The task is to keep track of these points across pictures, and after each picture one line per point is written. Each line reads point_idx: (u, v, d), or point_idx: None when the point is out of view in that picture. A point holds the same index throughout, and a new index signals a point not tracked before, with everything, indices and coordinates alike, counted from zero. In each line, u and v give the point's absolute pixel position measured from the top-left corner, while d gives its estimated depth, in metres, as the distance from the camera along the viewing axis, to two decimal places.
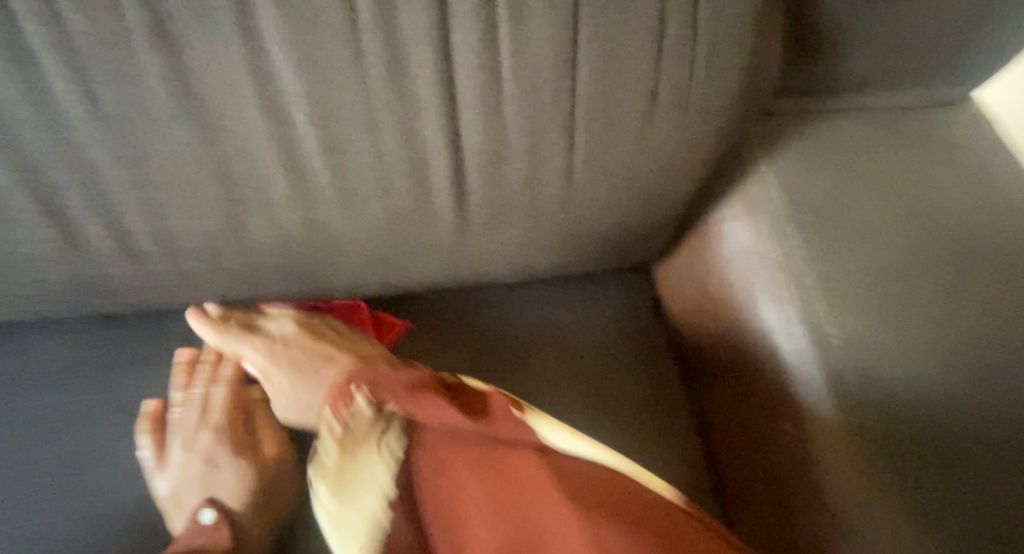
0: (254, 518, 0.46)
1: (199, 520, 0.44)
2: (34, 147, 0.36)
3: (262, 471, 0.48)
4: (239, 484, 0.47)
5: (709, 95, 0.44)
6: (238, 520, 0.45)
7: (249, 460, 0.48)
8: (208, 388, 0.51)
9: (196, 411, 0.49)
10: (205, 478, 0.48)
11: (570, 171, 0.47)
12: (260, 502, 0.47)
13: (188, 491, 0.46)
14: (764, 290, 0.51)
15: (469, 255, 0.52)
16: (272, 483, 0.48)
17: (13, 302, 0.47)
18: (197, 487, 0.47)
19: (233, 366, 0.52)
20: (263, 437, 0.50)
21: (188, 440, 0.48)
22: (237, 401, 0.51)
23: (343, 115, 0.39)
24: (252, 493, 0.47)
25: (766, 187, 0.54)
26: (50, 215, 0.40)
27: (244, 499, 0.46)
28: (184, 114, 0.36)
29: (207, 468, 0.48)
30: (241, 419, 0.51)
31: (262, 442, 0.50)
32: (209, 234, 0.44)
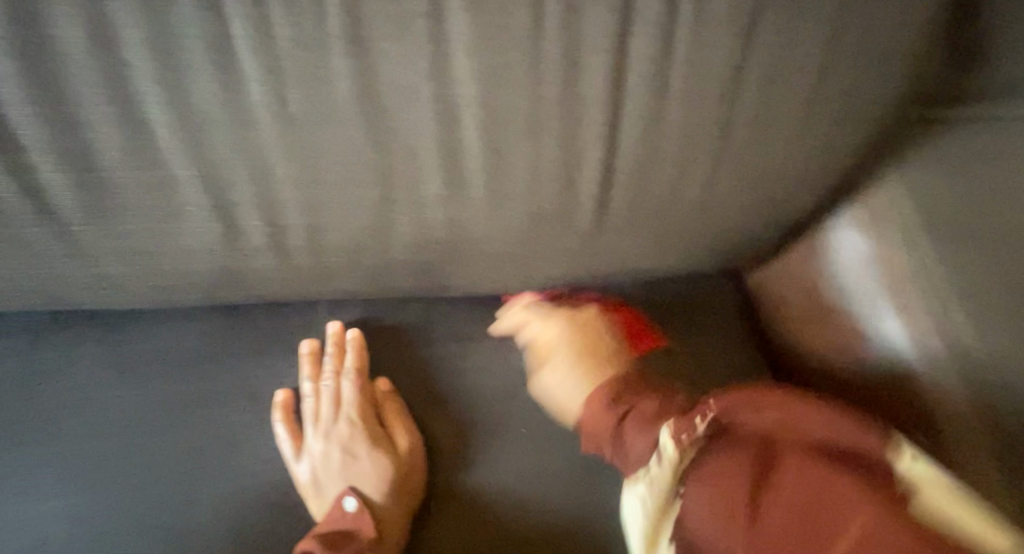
0: (394, 509, 0.46)
1: (344, 508, 0.45)
2: (220, 145, 0.37)
3: (398, 463, 0.49)
4: (379, 474, 0.48)
5: (864, 103, 0.44)
6: (379, 509, 0.46)
7: (385, 451, 0.49)
8: (335, 379, 0.52)
9: (326, 403, 0.51)
10: (345, 467, 0.48)
11: (712, 177, 0.46)
12: (400, 494, 0.47)
13: (329, 480, 0.47)
14: (888, 301, 0.51)
15: (594, 258, 0.52)
16: (408, 475, 0.48)
17: (158, 291, 0.48)
18: (337, 476, 0.48)
19: (354, 359, 0.54)
20: (394, 430, 0.51)
21: (323, 429, 0.50)
22: (364, 394, 0.52)
23: (510, 118, 0.39)
24: (392, 484, 0.47)
25: (896, 196, 0.53)
26: (218, 210, 0.41)
27: (384, 490, 0.47)
28: (364, 115, 0.37)
29: (345, 457, 0.49)
30: (369, 411, 0.52)
31: (394, 435, 0.51)
32: (358, 232, 0.44)
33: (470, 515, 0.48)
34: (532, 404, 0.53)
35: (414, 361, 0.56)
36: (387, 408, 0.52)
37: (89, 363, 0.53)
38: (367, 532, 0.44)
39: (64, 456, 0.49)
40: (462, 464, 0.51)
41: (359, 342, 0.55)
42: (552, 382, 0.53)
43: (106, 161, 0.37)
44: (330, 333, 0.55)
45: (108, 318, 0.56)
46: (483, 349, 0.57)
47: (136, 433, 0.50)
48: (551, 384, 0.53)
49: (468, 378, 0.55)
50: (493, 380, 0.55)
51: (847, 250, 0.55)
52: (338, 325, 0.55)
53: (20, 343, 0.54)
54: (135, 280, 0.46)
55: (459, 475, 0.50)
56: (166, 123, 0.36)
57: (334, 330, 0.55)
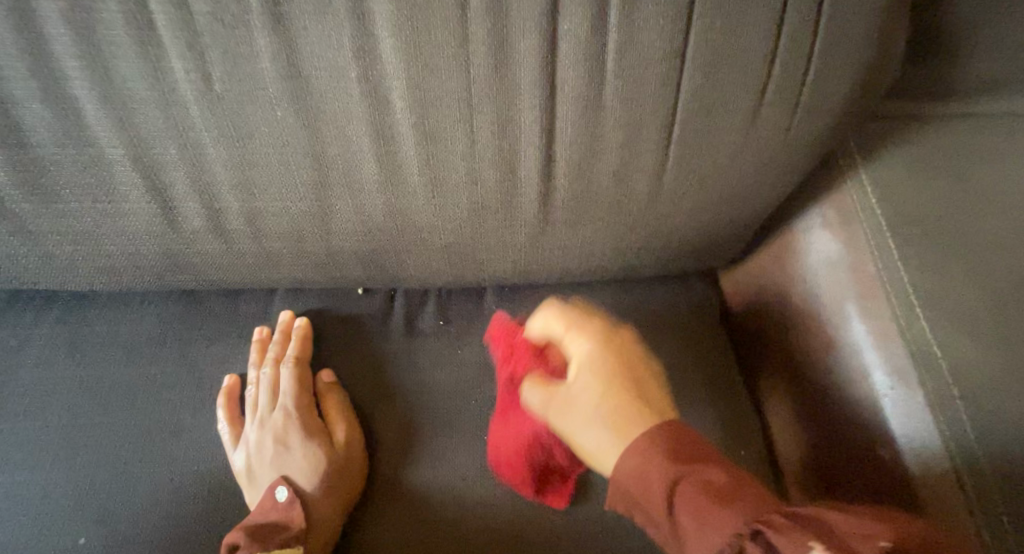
0: (325, 500, 0.46)
1: (273, 499, 0.46)
2: (148, 124, 0.37)
3: (332, 454, 0.48)
4: (313, 465, 0.48)
5: (818, 94, 0.42)
6: (309, 501, 0.47)
7: (320, 442, 0.49)
8: (275, 369, 0.52)
9: (264, 392, 0.52)
10: (279, 458, 0.49)
11: (661, 170, 0.45)
12: (331, 485, 0.47)
13: (262, 468, 0.48)
14: (855, 304, 0.48)
15: (546, 252, 0.51)
16: (342, 466, 0.48)
17: (106, 273, 0.48)
18: (270, 465, 0.48)
19: (296, 348, 0.53)
20: (332, 420, 0.51)
21: (261, 420, 0.50)
22: (304, 383, 0.52)
23: (442, 101, 0.38)
24: (323, 476, 0.47)
25: (864, 194, 0.51)
26: (154, 191, 0.41)
27: (315, 482, 0.47)
28: (290, 96, 0.37)
29: (280, 448, 0.49)
30: (310, 401, 0.52)
31: (332, 425, 0.50)
32: (298, 217, 0.44)
33: (407, 507, 0.48)
34: (480, 399, 0.52)
35: (366, 352, 0.55)
36: (328, 398, 0.52)
37: (45, 344, 0.54)
38: (293, 524, 0.45)
39: (12, 435, 0.49)
40: (405, 457, 0.50)
41: (304, 332, 0.55)
42: (562, 397, 0.37)
43: (37, 139, 0.37)
44: (281, 323, 0.55)
45: (68, 300, 0.56)
46: (437, 341, 0.56)
47: (83, 415, 0.51)
48: (555, 404, 0.37)
49: (419, 371, 0.54)
50: (443, 373, 0.54)
51: (814, 251, 0.54)
52: (289, 315, 0.56)
53: None
54: (82, 261, 0.47)
55: (401, 468, 0.50)
56: (92, 100, 0.36)
57: (284, 319, 0.56)
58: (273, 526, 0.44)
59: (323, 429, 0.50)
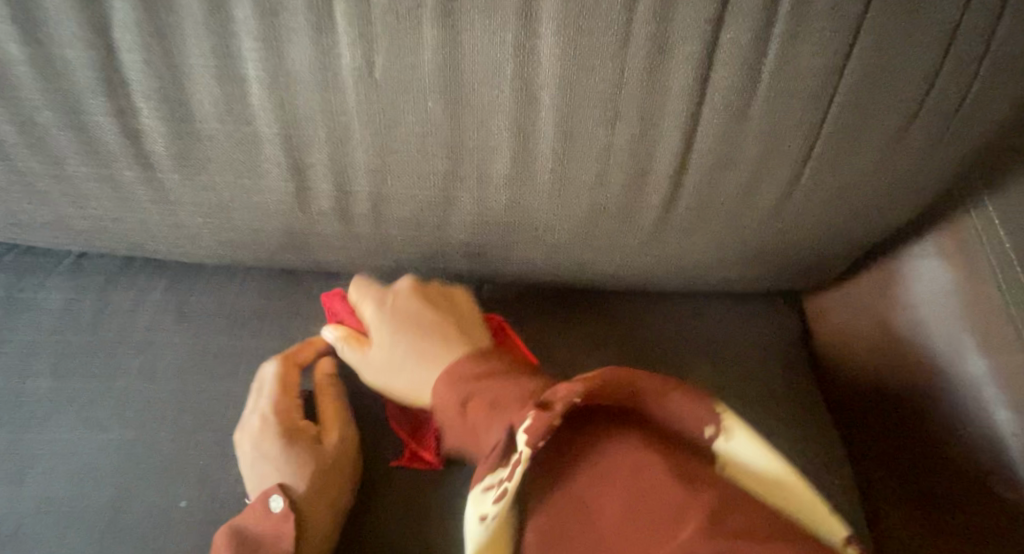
0: (320, 507, 0.42)
1: (267, 509, 0.40)
2: (305, 104, 0.38)
3: (320, 457, 0.44)
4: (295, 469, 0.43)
5: (969, 121, 0.40)
6: (302, 505, 0.41)
7: (306, 444, 0.44)
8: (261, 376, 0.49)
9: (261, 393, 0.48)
10: (256, 468, 0.43)
11: (792, 186, 0.44)
12: (320, 489, 0.42)
13: (258, 474, 0.43)
14: (972, 337, 0.47)
15: (654, 258, 0.51)
16: (331, 471, 0.43)
17: (223, 246, 0.50)
18: (267, 471, 0.43)
19: (279, 359, 0.49)
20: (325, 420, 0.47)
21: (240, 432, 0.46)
22: (287, 384, 0.48)
23: (589, 102, 0.38)
24: (314, 478, 0.42)
25: (989, 225, 0.49)
26: (294, 171, 0.42)
27: (305, 483, 0.42)
28: (444, 87, 0.37)
29: (261, 454, 0.44)
30: (295, 404, 0.47)
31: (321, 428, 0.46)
32: (422, 205, 0.45)
33: None
34: None
35: None
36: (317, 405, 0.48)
37: (154, 309, 0.56)
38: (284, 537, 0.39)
39: (121, 395, 0.51)
40: None
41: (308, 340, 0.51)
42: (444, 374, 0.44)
43: (198, 112, 0.38)
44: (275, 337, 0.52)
45: (176, 269, 0.58)
46: (527, 339, 0.56)
47: (188, 381, 0.52)
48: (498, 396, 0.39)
49: None
50: None
51: (920, 282, 0.52)
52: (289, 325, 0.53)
53: (94, 285, 0.57)
54: (205, 233, 0.48)
55: None
56: (259, 78, 0.36)
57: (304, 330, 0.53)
58: (263, 541, 0.39)
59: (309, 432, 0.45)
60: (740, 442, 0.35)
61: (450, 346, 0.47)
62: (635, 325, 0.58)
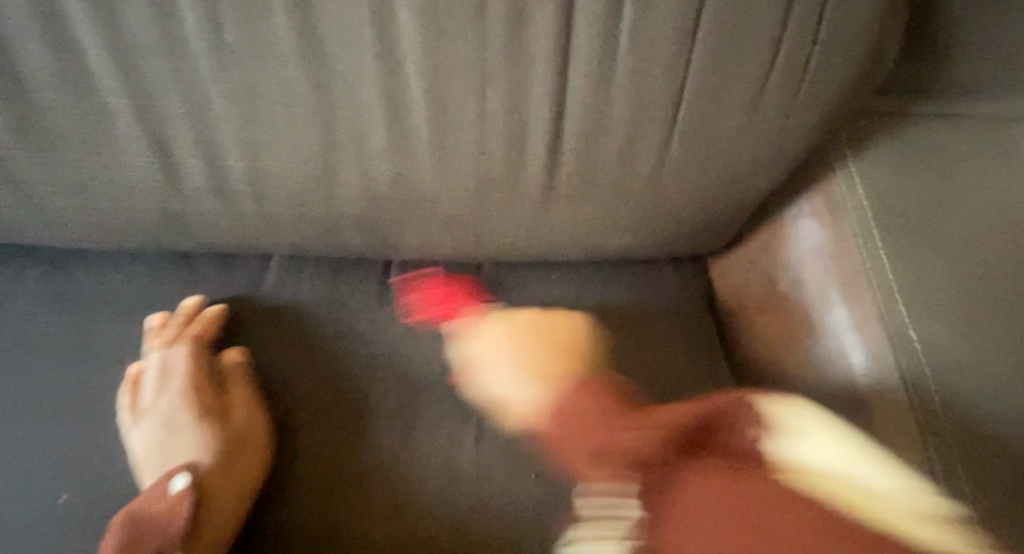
0: (229, 480, 0.43)
1: (167, 488, 0.41)
2: (154, 74, 0.36)
3: (228, 434, 0.46)
4: (201, 448, 0.45)
5: (818, 83, 0.43)
6: (206, 484, 0.43)
7: (216, 423, 0.47)
8: (170, 351, 0.49)
9: (156, 379, 0.48)
10: (165, 445, 0.45)
11: (666, 149, 0.46)
12: (229, 467, 0.44)
13: (155, 460, 0.45)
14: (839, 292, 0.51)
15: (549, 226, 0.52)
16: (246, 450, 0.45)
17: (97, 228, 0.47)
18: (162, 456, 0.45)
19: (183, 346, 0.49)
20: (230, 399, 0.48)
21: (148, 408, 0.46)
22: (203, 365, 0.49)
23: (455, 67, 0.38)
24: (222, 457, 0.45)
25: (852, 184, 0.52)
26: (156, 144, 0.40)
27: (211, 463, 0.44)
28: (302, 54, 0.36)
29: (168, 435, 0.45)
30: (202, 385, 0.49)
31: (229, 406, 0.48)
32: (301, 178, 0.44)
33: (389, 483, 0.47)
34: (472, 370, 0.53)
35: (358, 319, 0.55)
36: (229, 385, 0.49)
37: (30, 299, 0.53)
38: (183, 513, 0.40)
39: None
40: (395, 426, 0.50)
41: (212, 317, 0.52)
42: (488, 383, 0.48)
43: (35, 83, 0.36)
44: (183, 306, 0.52)
45: (54, 257, 0.55)
46: (432, 313, 0.56)
47: (67, 372, 0.49)
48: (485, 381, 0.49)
49: (412, 341, 0.54)
50: (436, 344, 0.54)
51: (802, 238, 0.56)
52: (196, 298, 0.53)
53: None
54: (74, 214, 0.46)
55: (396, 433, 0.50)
56: (96, 46, 0.35)
57: (190, 304, 0.52)
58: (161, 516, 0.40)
59: (221, 410, 0.47)
60: (812, 441, 0.28)
61: (554, 364, 0.42)
62: (541, 293, 0.59)
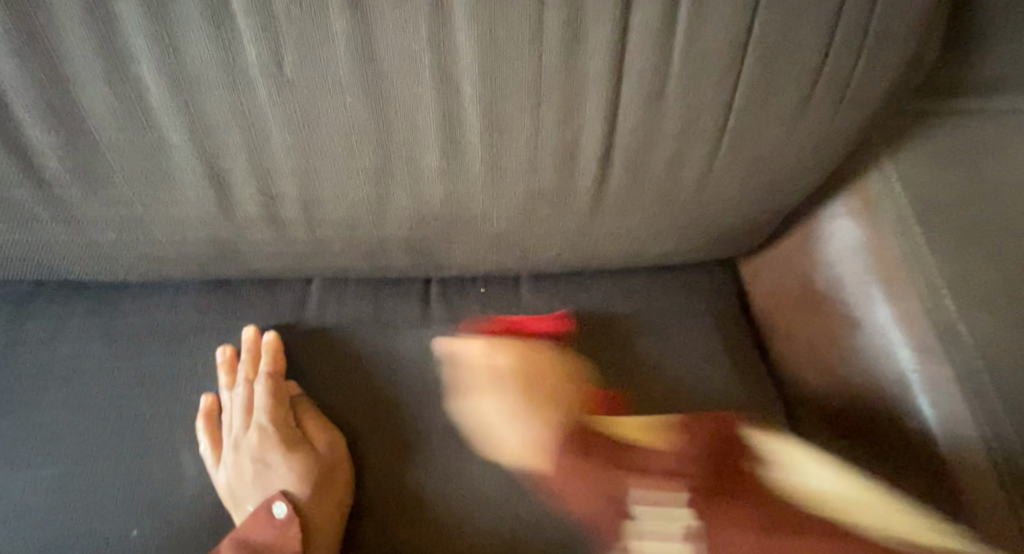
0: (324, 505, 0.43)
1: (270, 515, 0.42)
2: (213, 107, 0.36)
3: (317, 458, 0.45)
4: (296, 473, 0.44)
5: (862, 88, 0.43)
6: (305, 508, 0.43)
7: (303, 449, 0.46)
8: (250, 387, 0.49)
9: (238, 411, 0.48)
10: (259, 476, 0.45)
11: (712, 158, 0.46)
12: (323, 491, 0.44)
13: (245, 492, 0.44)
14: (880, 286, 0.50)
15: (593, 238, 0.52)
16: (334, 474, 0.45)
17: (146, 262, 0.47)
18: (254, 487, 0.44)
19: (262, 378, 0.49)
20: (309, 427, 0.48)
21: (236, 442, 0.46)
22: (278, 395, 0.49)
23: (510, 88, 0.38)
24: (315, 482, 0.44)
25: (888, 183, 0.53)
26: (211, 176, 0.40)
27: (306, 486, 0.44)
28: (362, 82, 0.36)
29: (260, 465, 0.45)
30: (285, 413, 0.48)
31: (308, 433, 0.47)
32: (353, 203, 0.44)
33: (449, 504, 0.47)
34: None
35: (404, 339, 0.55)
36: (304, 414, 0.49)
37: (75, 334, 0.52)
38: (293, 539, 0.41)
39: (43, 429, 0.47)
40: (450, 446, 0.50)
41: (274, 346, 0.51)
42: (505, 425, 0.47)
43: (95, 120, 0.36)
44: (247, 340, 0.52)
45: (96, 293, 0.55)
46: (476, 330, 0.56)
47: (117, 406, 0.49)
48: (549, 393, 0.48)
49: None
50: None
51: (835, 239, 0.56)
52: (254, 330, 0.52)
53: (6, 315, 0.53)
54: (124, 249, 0.46)
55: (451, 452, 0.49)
56: (158, 81, 0.35)
57: (250, 336, 0.52)
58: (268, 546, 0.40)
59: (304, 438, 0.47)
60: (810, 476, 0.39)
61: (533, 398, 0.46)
62: (582, 305, 0.59)
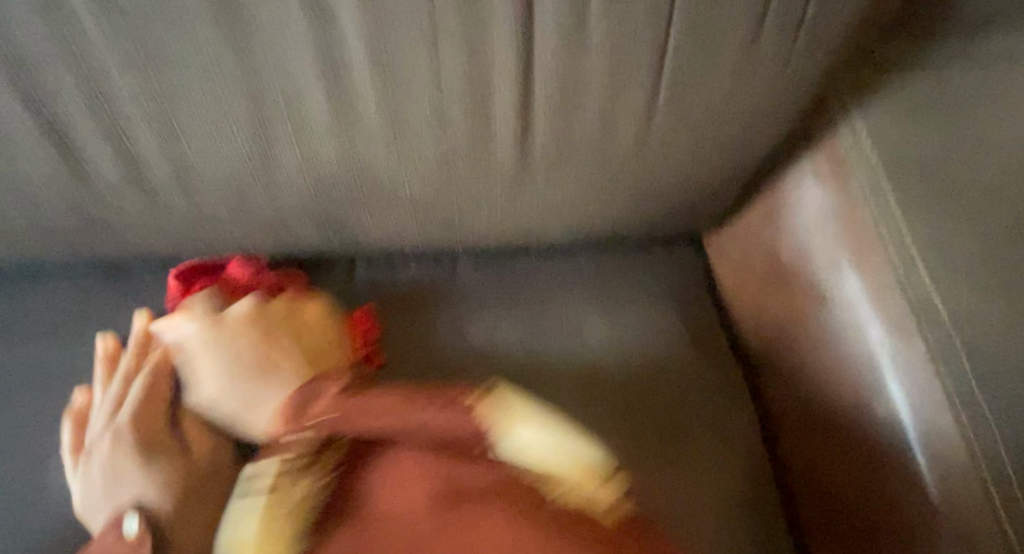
0: (184, 521, 0.36)
1: (120, 535, 0.34)
2: (30, 39, 0.30)
3: (189, 470, 0.38)
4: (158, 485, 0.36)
5: (820, 23, 0.37)
6: (164, 524, 0.35)
7: (170, 456, 0.38)
8: (126, 384, 0.41)
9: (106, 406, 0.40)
10: (111, 487, 0.37)
11: (653, 109, 0.40)
12: (190, 509, 0.36)
13: (97, 504, 0.37)
14: (850, 259, 0.45)
15: (527, 206, 0.46)
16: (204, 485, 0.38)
17: (3, 237, 0.41)
18: (105, 499, 0.37)
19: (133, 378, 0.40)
20: (188, 430, 0.40)
21: (90, 447, 0.39)
22: (153, 395, 0.40)
23: (399, 20, 0.32)
24: (178, 495, 0.36)
25: (856, 138, 0.47)
26: (49, 129, 0.34)
27: (169, 502, 0.36)
28: (211, 11, 0.29)
29: (112, 474, 0.37)
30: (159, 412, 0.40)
31: (185, 437, 0.39)
32: (235, 165, 0.38)
33: None
34: (451, 373, 0.47)
35: None
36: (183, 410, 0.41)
37: None
38: None
39: None
40: None
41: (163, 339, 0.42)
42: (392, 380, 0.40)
43: None
44: (135, 328, 0.44)
45: None
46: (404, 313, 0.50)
47: None
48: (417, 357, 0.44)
49: (382, 346, 0.48)
50: (410, 346, 0.48)
51: (801, 204, 0.50)
52: (145, 317, 0.45)
53: None
54: None
55: None
56: None
57: (139, 323, 0.44)
58: None
59: (176, 443, 0.39)
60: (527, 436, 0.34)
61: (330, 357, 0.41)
62: (525, 283, 0.53)
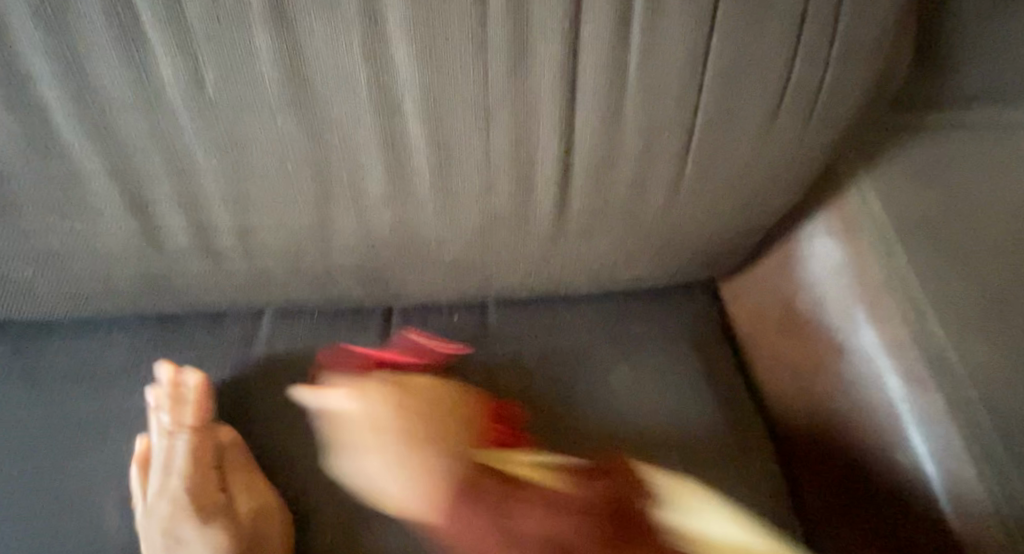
0: None
1: None
2: (129, 129, 0.33)
3: (242, 529, 0.38)
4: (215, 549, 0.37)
5: (831, 101, 0.41)
6: None
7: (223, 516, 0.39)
8: (168, 442, 0.42)
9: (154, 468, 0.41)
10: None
11: (680, 176, 0.43)
12: None
13: None
14: (865, 309, 0.47)
15: (559, 262, 0.49)
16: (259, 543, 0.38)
17: (73, 298, 0.44)
18: None
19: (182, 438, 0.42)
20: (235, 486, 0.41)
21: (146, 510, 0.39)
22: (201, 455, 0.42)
23: (455, 108, 0.36)
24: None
25: (866, 201, 0.51)
26: (132, 204, 0.37)
27: None
28: (292, 102, 0.34)
29: (170, 541, 0.37)
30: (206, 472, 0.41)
31: (233, 493, 0.41)
32: (295, 233, 0.41)
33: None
34: None
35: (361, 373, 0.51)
36: (227, 460, 0.43)
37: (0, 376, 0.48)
38: None
39: None
40: None
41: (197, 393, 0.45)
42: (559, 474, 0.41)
43: None
44: (164, 382, 0.46)
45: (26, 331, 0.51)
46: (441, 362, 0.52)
47: (38, 457, 0.44)
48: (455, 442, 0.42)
49: None
50: None
51: (815, 260, 0.53)
52: (172, 369, 0.47)
53: None
54: (46, 284, 0.42)
55: None
56: (64, 103, 0.32)
57: (169, 376, 0.46)
58: None
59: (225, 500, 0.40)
60: None
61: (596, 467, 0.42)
62: (554, 332, 0.55)
